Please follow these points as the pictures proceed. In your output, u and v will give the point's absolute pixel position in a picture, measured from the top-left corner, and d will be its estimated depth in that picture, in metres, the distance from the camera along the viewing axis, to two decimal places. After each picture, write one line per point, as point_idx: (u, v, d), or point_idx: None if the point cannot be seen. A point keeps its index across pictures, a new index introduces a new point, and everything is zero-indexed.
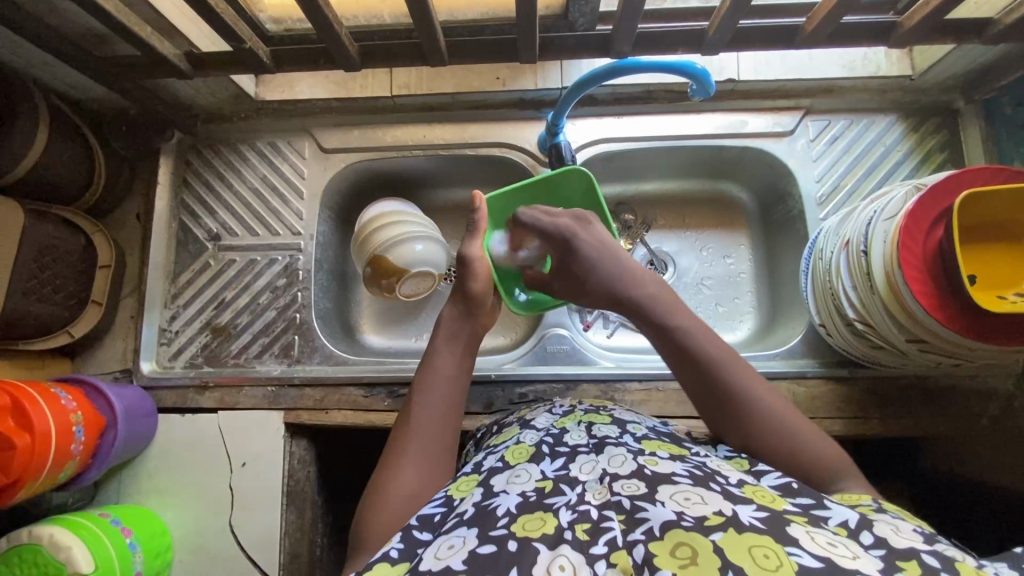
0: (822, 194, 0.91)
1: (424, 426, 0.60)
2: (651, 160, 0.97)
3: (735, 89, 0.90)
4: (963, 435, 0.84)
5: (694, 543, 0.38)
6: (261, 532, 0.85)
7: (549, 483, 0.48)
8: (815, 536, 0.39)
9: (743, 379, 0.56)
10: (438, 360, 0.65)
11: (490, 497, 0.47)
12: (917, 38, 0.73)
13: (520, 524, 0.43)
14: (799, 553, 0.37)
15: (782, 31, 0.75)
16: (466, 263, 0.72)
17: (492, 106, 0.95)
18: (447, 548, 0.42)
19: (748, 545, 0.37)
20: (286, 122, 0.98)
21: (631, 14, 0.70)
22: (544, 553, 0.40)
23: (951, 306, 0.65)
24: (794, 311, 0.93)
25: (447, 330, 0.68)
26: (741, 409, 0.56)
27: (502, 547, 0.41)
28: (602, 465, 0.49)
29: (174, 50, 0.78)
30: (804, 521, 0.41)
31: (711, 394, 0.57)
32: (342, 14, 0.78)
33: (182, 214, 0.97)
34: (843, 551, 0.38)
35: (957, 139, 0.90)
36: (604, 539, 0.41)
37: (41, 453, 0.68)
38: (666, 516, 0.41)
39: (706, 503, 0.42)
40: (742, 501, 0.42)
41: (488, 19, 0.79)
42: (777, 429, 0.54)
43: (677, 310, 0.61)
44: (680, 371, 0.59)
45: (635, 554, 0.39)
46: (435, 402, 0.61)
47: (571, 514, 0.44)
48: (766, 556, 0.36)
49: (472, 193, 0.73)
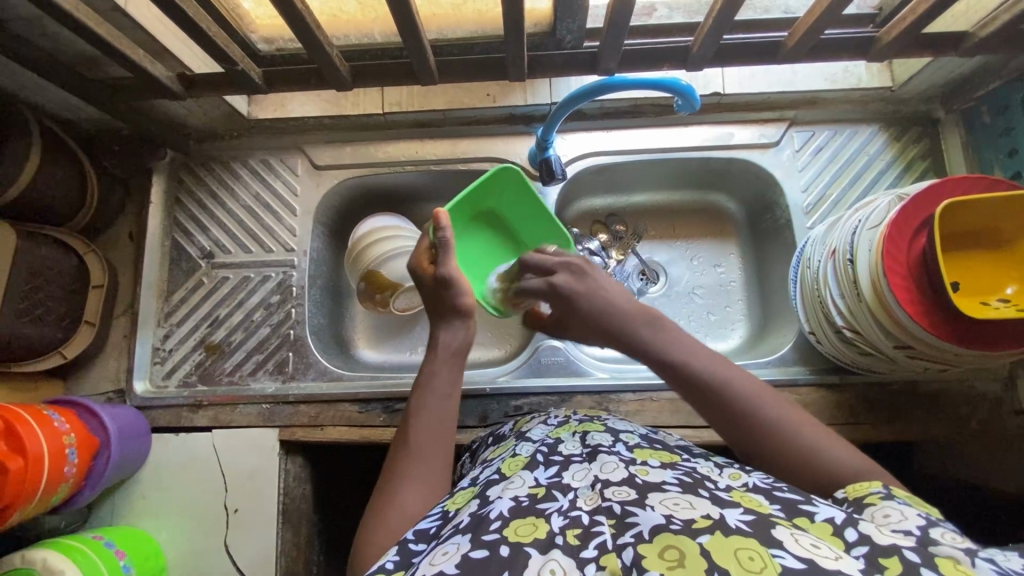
0: (808, 203, 0.92)
1: (422, 447, 0.60)
2: (640, 173, 0.99)
3: (721, 101, 0.92)
4: (954, 438, 0.85)
5: (681, 546, 0.39)
6: (256, 550, 0.85)
7: (541, 489, 0.49)
8: (799, 537, 0.39)
9: (756, 400, 0.54)
10: (437, 379, 0.65)
11: (484, 505, 0.48)
12: (896, 51, 0.75)
13: (513, 528, 0.44)
14: (782, 554, 0.37)
15: (765, 47, 0.77)
16: (448, 284, 0.70)
17: (482, 121, 0.96)
18: (442, 554, 0.43)
19: (733, 548, 0.38)
20: (278, 140, 0.99)
21: (617, 32, 0.72)
22: (536, 557, 0.41)
23: (934, 313, 0.66)
24: (784, 319, 0.94)
25: (447, 351, 0.67)
26: (756, 431, 0.53)
27: (494, 552, 0.42)
28: (594, 472, 0.50)
29: (166, 72, 0.78)
30: (789, 523, 0.42)
31: (722, 418, 0.55)
32: (332, 34, 0.79)
33: (174, 232, 0.97)
34: (825, 551, 0.38)
35: (938, 147, 0.92)
36: (594, 543, 0.42)
37: (33, 477, 0.68)
38: (655, 520, 0.41)
39: (694, 508, 0.42)
40: (729, 505, 0.43)
41: (477, 37, 0.80)
42: (792, 447, 0.52)
43: (681, 339, 0.59)
44: (691, 399, 0.57)
45: (624, 556, 0.40)
46: (429, 424, 0.61)
47: (563, 520, 0.44)
48: (751, 558, 0.37)
49: (435, 211, 0.70)
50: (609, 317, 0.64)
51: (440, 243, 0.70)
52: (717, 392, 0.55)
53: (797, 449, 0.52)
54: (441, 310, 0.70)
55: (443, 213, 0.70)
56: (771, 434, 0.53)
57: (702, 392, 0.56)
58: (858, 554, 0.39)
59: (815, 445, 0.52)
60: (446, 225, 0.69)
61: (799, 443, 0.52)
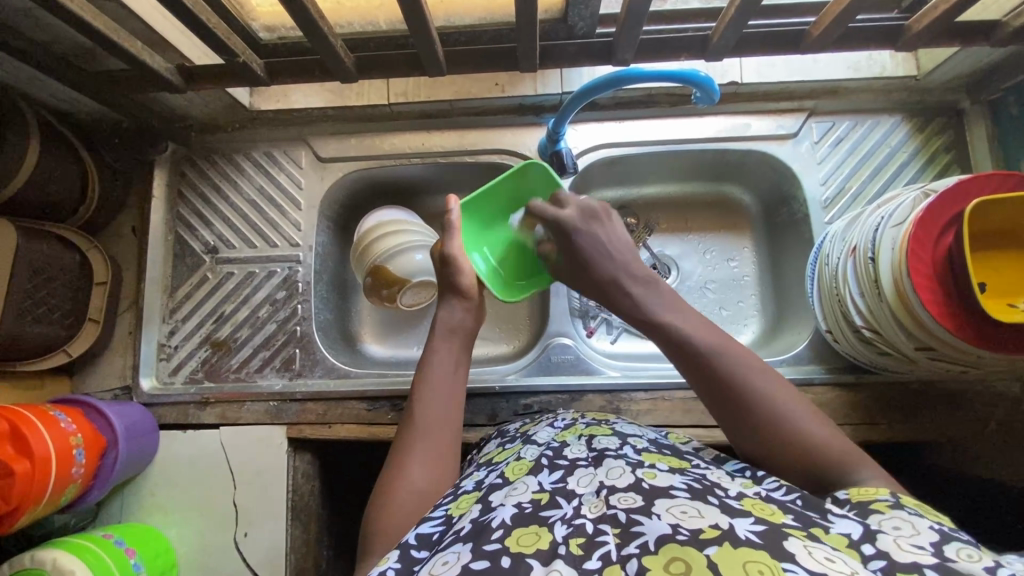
0: (827, 197, 0.90)
1: (427, 425, 0.60)
2: (654, 165, 0.96)
3: (738, 91, 0.88)
4: (972, 438, 0.83)
5: (688, 558, 0.37)
6: (266, 549, 0.85)
7: (546, 495, 0.48)
8: (813, 550, 0.38)
9: (737, 367, 0.56)
10: (435, 355, 0.65)
11: (487, 513, 0.47)
12: (925, 40, 0.72)
13: (514, 539, 0.43)
14: (794, 569, 0.36)
15: (786, 35, 0.74)
16: (449, 263, 0.70)
17: (490, 112, 0.93)
18: (442, 564, 0.42)
19: (743, 561, 0.37)
20: (282, 131, 0.96)
21: (633, 21, 0.69)
22: (539, 569, 0.40)
23: (960, 315, 0.64)
24: (800, 316, 0.92)
25: (444, 328, 0.67)
26: (736, 392, 0.55)
27: (496, 563, 0.41)
28: (600, 478, 0.48)
29: (164, 64, 0.76)
30: (801, 533, 0.41)
31: (706, 383, 0.57)
32: (335, 22, 0.76)
33: (178, 227, 0.95)
34: (840, 564, 0.37)
35: (962, 139, 0.89)
36: (597, 553, 0.40)
37: (41, 479, 0.67)
38: (662, 530, 0.40)
39: (703, 516, 0.41)
40: (740, 514, 0.42)
41: (486, 24, 0.77)
42: (771, 409, 0.53)
43: (669, 305, 0.63)
44: (679, 363, 0.59)
45: (628, 567, 0.39)
46: (433, 400, 0.61)
47: (567, 529, 0.43)
48: (761, 572, 0.36)
49: (448, 198, 0.72)
50: (608, 271, 0.67)
51: (447, 225, 0.72)
52: (704, 358, 0.57)
53: (778, 411, 0.53)
54: (441, 288, 0.71)
55: (454, 198, 0.72)
56: (751, 400, 0.54)
57: (684, 350, 0.59)
58: (875, 567, 0.38)
59: (791, 408, 0.54)
60: (454, 210, 0.71)
61: (777, 403, 0.54)
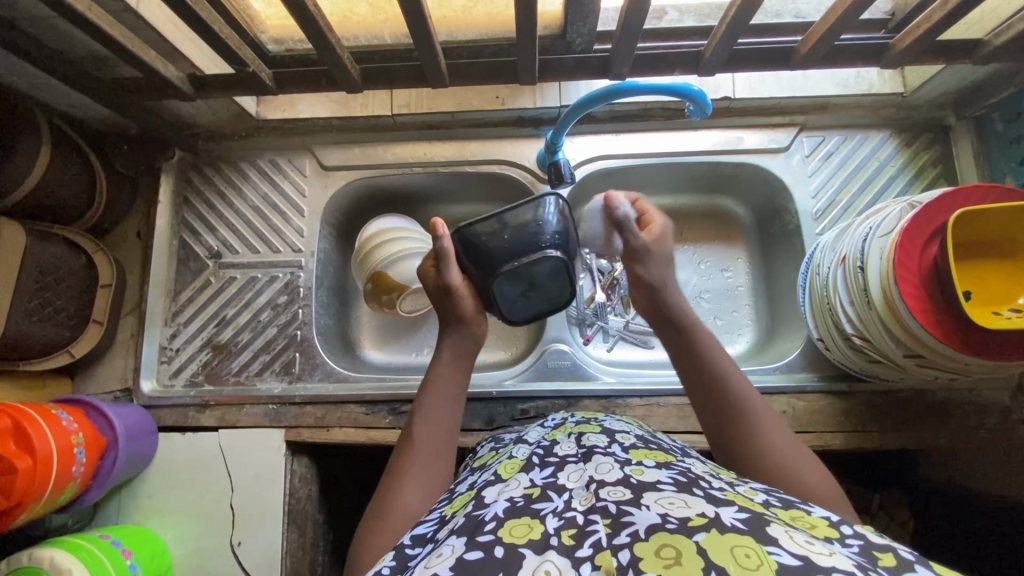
0: (818, 209, 0.92)
1: (427, 450, 0.62)
2: (650, 177, 0.99)
3: (730, 106, 0.91)
4: (963, 447, 0.84)
5: (678, 545, 0.39)
6: (262, 552, 0.85)
7: (537, 490, 0.48)
8: (793, 534, 0.40)
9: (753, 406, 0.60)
10: (442, 378, 0.67)
11: (480, 507, 0.48)
12: (910, 57, 0.75)
13: (507, 529, 0.44)
14: (777, 551, 0.37)
15: (777, 52, 0.76)
16: (449, 293, 0.70)
17: (491, 123, 0.96)
18: (437, 557, 0.43)
19: (730, 546, 0.38)
20: (288, 140, 0.98)
21: (629, 36, 0.71)
22: (531, 558, 0.41)
23: (945, 322, 0.65)
24: (793, 324, 0.94)
25: (450, 355, 0.69)
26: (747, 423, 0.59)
27: (489, 553, 0.41)
28: (589, 473, 0.49)
29: (176, 73, 0.78)
30: (784, 521, 0.42)
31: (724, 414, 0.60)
32: (342, 35, 0.79)
33: (182, 232, 0.97)
34: (818, 547, 0.38)
35: (949, 154, 0.91)
36: (589, 541, 0.41)
37: (41, 477, 0.68)
38: (651, 520, 0.41)
39: (689, 506, 0.42)
40: (724, 503, 0.43)
41: (488, 39, 0.80)
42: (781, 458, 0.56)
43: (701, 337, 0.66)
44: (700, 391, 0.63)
45: (619, 556, 0.40)
46: (437, 425, 0.64)
47: (558, 521, 0.44)
48: (747, 555, 0.37)
49: (432, 220, 0.69)
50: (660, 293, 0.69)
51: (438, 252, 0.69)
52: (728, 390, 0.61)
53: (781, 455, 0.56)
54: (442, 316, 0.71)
55: (440, 222, 0.69)
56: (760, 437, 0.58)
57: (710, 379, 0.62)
58: (852, 543, 0.41)
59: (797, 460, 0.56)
60: (443, 235, 0.68)
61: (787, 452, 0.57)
